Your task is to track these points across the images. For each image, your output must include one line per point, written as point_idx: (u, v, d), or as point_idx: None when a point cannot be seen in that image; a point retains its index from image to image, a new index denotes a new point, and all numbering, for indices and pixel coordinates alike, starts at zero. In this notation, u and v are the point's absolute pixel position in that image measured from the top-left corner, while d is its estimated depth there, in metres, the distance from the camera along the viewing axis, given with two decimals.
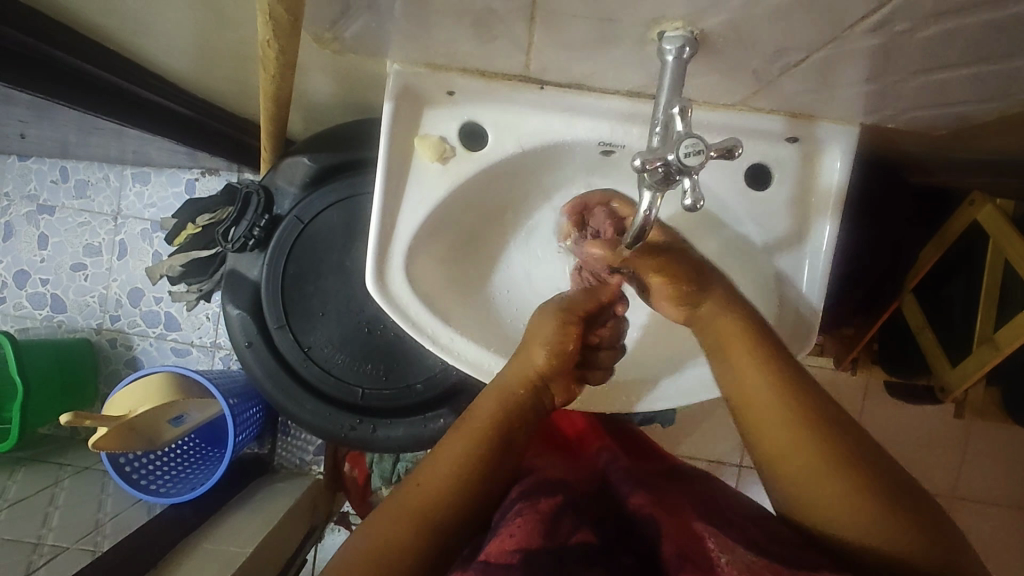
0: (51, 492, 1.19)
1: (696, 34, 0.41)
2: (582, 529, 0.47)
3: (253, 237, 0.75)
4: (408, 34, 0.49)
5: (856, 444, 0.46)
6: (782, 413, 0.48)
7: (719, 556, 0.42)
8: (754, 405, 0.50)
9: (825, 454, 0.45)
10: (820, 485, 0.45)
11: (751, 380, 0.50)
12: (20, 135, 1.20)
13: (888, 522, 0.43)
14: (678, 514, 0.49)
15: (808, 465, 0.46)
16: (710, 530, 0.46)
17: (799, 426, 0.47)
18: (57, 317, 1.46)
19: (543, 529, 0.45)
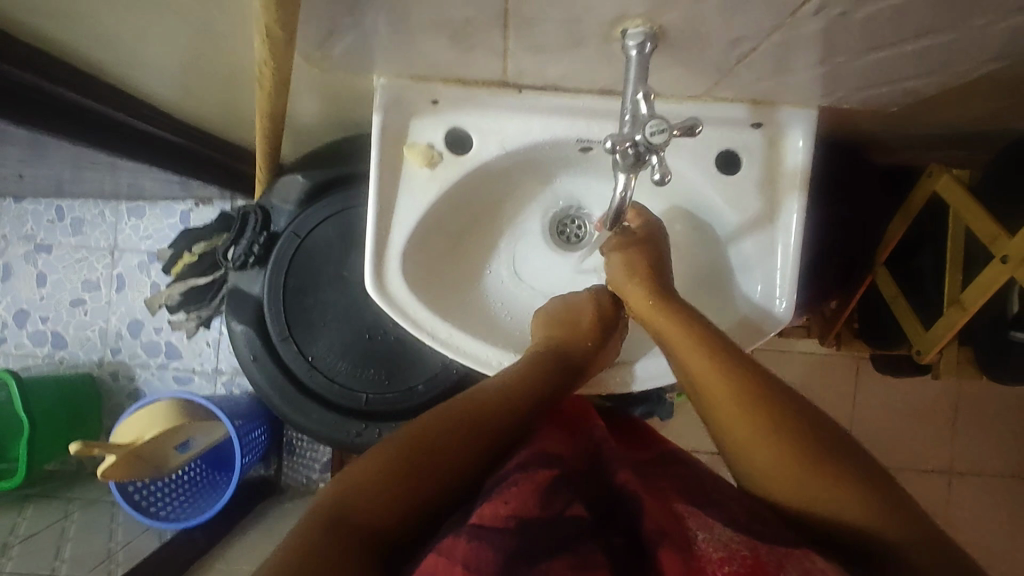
0: (60, 526, 1.20)
1: (655, 29, 0.45)
2: (575, 503, 0.48)
3: (253, 254, 0.78)
4: (392, 48, 0.53)
5: (817, 429, 0.50)
6: (736, 412, 0.51)
7: (699, 536, 0.45)
8: (712, 396, 0.54)
9: (779, 442, 0.49)
10: (763, 455, 0.49)
11: (693, 367, 0.55)
12: (18, 175, 1.23)
13: (810, 488, 0.47)
14: (663, 497, 0.51)
15: (766, 455, 0.49)
16: (690, 511, 0.49)
17: (758, 417, 0.50)
18: (58, 353, 1.48)
19: (539, 499, 0.46)
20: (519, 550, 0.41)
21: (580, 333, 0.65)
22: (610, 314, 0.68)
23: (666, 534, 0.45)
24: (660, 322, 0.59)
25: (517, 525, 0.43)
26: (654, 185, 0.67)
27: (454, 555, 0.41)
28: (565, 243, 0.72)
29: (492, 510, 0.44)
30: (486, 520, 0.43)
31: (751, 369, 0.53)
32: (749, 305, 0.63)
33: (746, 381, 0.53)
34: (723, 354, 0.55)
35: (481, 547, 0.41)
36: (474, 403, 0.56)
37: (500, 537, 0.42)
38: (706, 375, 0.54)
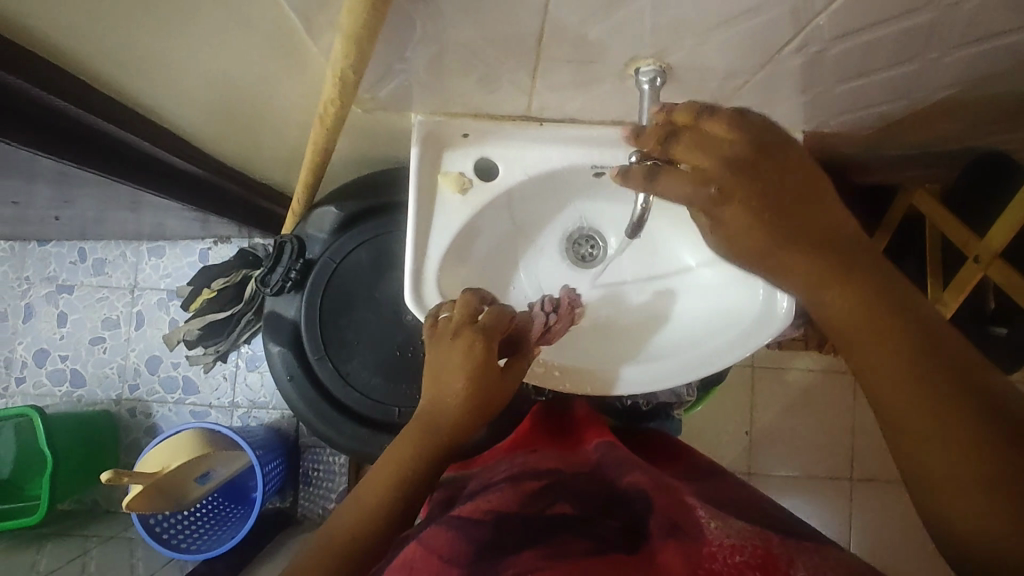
0: (81, 562, 1.21)
1: (664, 66, 0.52)
2: (560, 501, 0.55)
3: (290, 280, 0.84)
4: (430, 89, 0.61)
5: (963, 380, 0.40)
6: (866, 340, 0.43)
7: (711, 523, 0.48)
8: (835, 323, 0.45)
9: (908, 383, 0.40)
10: (885, 394, 0.42)
11: (835, 304, 0.45)
12: (56, 217, 1.26)
13: (930, 448, 0.39)
14: (671, 494, 0.55)
15: (889, 396, 0.41)
16: (704, 508, 0.52)
17: (892, 348, 0.42)
18: (76, 392, 1.51)
19: (518, 499, 0.55)
20: (489, 538, 0.49)
21: (453, 378, 0.61)
22: (491, 359, 0.62)
23: (680, 529, 0.48)
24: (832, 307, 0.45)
25: (493, 517, 0.52)
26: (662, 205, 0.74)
27: (432, 544, 0.48)
28: (583, 260, 0.79)
29: (472, 509, 0.53)
30: (466, 513, 0.53)
31: (922, 331, 0.42)
32: (754, 307, 0.69)
33: (881, 303, 0.43)
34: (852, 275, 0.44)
35: (454, 536, 0.49)
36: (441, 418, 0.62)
37: (475, 525, 0.51)
38: (888, 371, 0.42)
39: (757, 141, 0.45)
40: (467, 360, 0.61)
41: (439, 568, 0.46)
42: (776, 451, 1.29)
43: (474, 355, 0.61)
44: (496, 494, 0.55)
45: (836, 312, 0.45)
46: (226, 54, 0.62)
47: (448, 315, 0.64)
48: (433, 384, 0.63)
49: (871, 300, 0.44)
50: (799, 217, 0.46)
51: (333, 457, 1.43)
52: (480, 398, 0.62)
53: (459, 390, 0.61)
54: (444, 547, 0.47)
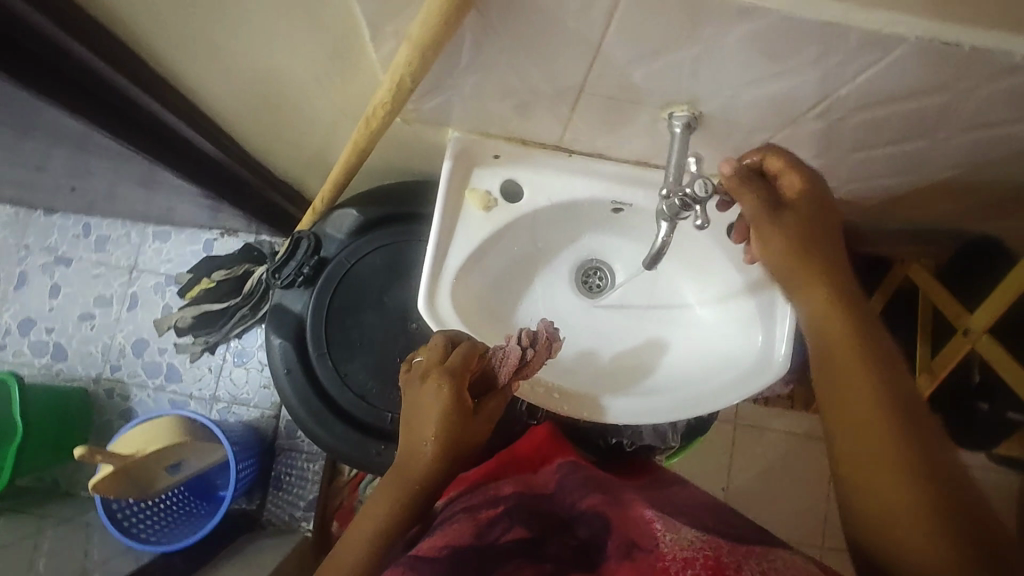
0: (34, 540, 1.16)
1: (697, 114, 0.55)
2: (516, 527, 0.57)
3: (302, 275, 0.85)
4: (472, 108, 0.64)
5: (904, 411, 0.51)
6: (850, 362, 0.53)
7: (664, 535, 0.51)
8: (829, 344, 0.55)
9: (869, 402, 0.51)
10: (848, 412, 0.52)
11: (829, 327, 0.56)
12: (70, 187, 1.26)
13: (871, 458, 0.49)
14: (628, 512, 0.58)
15: (851, 415, 0.52)
16: (659, 518, 0.55)
17: (862, 375, 0.53)
18: (56, 365, 1.48)
19: (474, 531, 0.56)
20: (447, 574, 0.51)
21: (423, 427, 0.64)
22: (458, 403, 0.64)
23: (636, 546, 0.51)
24: (832, 327, 0.56)
25: (448, 553, 0.53)
26: (675, 247, 0.77)
27: None
28: (588, 291, 0.82)
29: (430, 545, 0.55)
30: (424, 552, 0.53)
31: (883, 366, 0.53)
32: (753, 354, 0.71)
33: (863, 336, 0.54)
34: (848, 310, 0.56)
35: None
36: (418, 461, 0.65)
37: (431, 564, 0.51)
38: (850, 395, 0.52)
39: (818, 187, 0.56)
40: (436, 406, 0.63)
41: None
42: (754, 510, 1.29)
43: (440, 403, 0.63)
44: (454, 526, 0.57)
45: (828, 335, 0.55)
46: (281, 47, 0.65)
47: (421, 360, 0.66)
48: (408, 432, 0.66)
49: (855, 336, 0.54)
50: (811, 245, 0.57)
51: (309, 463, 1.42)
52: (454, 438, 0.65)
53: (429, 438, 0.64)
54: None
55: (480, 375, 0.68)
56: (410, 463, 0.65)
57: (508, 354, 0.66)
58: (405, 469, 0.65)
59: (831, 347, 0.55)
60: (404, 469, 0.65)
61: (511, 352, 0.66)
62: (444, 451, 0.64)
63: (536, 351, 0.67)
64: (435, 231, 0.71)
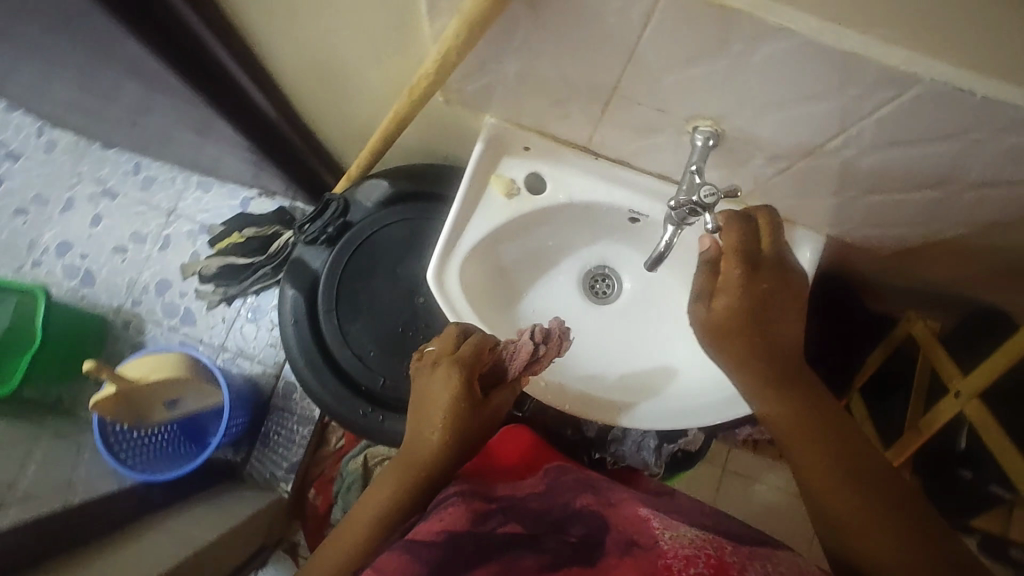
0: (29, 447, 1.21)
1: (720, 131, 0.58)
2: (511, 522, 0.60)
3: (325, 235, 0.89)
4: (511, 96, 0.67)
5: (867, 466, 0.57)
6: (803, 439, 0.59)
7: (664, 534, 0.56)
8: (782, 426, 0.61)
9: (834, 466, 0.57)
10: (819, 480, 0.57)
11: (777, 409, 0.61)
12: (130, 123, 1.34)
13: (850, 517, 0.55)
14: (621, 514, 0.62)
15: (822, 481, 0.57)
16: (655, 517, 0.61)
17: (821, 444, 0.59)
18: (82, 290, 1.55)
19: (469, 518, 0.59)
20: (444, 560, 0.54)
21: (432, 415, 0.66)
22: (469, 390, 0.66)
23: (633, 544, 0.56)
24: (778, 411, 0.61)
25: (445, 537, 0.56)
26: (674, 260, 0.79)
27: (387, 566, 0.53)
28: (593, 296, 0.84)
29: (427, 529, 0.58)
30: (420, 537, 0.57)
31: (836, 426, 0.60)
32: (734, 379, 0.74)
33: (808, 405, 0.61)
34: (796, 391, 0.61)
35: (409, 558, 0.53)
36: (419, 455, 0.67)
37: (429, 547, 0.55)
38: (816, 463, 0.58)
39: (749, 257, 0.59)
40: (447, 392, 0.65)
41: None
42: None
43: (450, 390, 0.65)
44: (450, 512, 0.60)
45: (777, 414, 0.61)
46: (345, 12, 0.69)
47: (432, 349, 0.68)
48: (416, 421, 0.67)
49: (804, 413, 0.60)
50: (767, 332, 0.60)
51: (299, 427, 1.46)
52: (461, 426, 0.66)
53: (437, 426, 0.65)
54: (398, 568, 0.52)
55: (491, 368, 0.70)
56: (417, 453, 0.66)
57: (519, 349, 0.69)
58: (408, 460, 0.67)
59: (784, 424, 0.61)
60: (405, 461, 0.67)
61: (522, 346, 0.69)
62: (451, 440, 0.66)
63: (548, 349, 0.70)
64: (455, 212, 0.74)
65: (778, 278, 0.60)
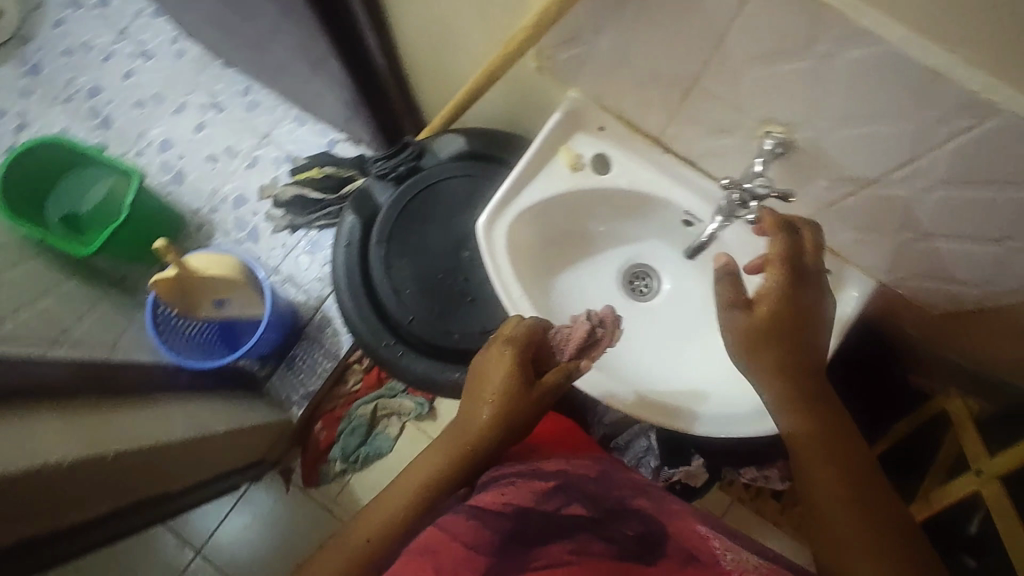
0: (88, 309, 1.32)
1: (790, 140, 0.58)
2: (574, 503, 0.59)
3: (396, 172, 0.95)
4: (596, 75, 0.70)
5: (884, 503, 0.56)
6: (821, 462, 0.59)
7: (726, 555, 0.54)
8: (804, 441, 0.60)
9: (850, 497, 0.56)
10: (835, 511, 0.56)
11: (800, 424, 0.61)
12: (251, 47, 1.45)
13: (865, 555, 0.53)
14: (683, 520, 0.60)
15: (836, 512, 0.56)
16: (715, 537, 0.58)
17: (840, 474, 0.57)
18: (170, 188, 1.68)
19: (534, 496, 0.59)
20: (511, 534, 0.54)
21: (485, 391, 0.66)
22: (524, 368, 0.66)
23: (695, 560, 0.54)
24: (797, 419, 0.61)
25: (511, 511, 0.56)
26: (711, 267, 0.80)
27: (455, 534, 0.53)
28: (630, 291, 0.85)
29: (490, 499, 0.58)
30: (485, 507, 0.56)
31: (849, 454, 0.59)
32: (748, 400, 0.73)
33: (829, 429, 0.61)
34: (815, 414, 0.61)
35: (476, 525, 0.54)
36: (468, 431, 0.66)
37: (495, 518, 0.55)
38: (834, 492, 0.57)
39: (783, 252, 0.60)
40: (501, 367, 0.66)
41: (462, 555, 0.51)
42: None
43: (503, 364, 0.66)
44: (516, 487, 0.59)
45: (799, 428, 0.61)
46: None
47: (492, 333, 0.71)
48: (466, 401, 0.67)
49: (823, 430, 0.60)
50: (792, 344, 0.61)
51: (323, 359, 1.51)
52: (513, 404, 0.65)
53: (485, 401, 0.65)
54: (465, 536, 0.53)
55: (545, 352, 0.70)
56: (466, 429, 0.66)
57: (574, 329, 0.70)
58: (457, 434, 0.66)
59: (803, 439, 0.60)
60: (452, 436, 0.67)
61: (578, 327, 0.70)
62: (501, 418, 0.65)
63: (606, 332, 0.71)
64: (518, 172, 0.77)
65: (806, 290, 0.62)
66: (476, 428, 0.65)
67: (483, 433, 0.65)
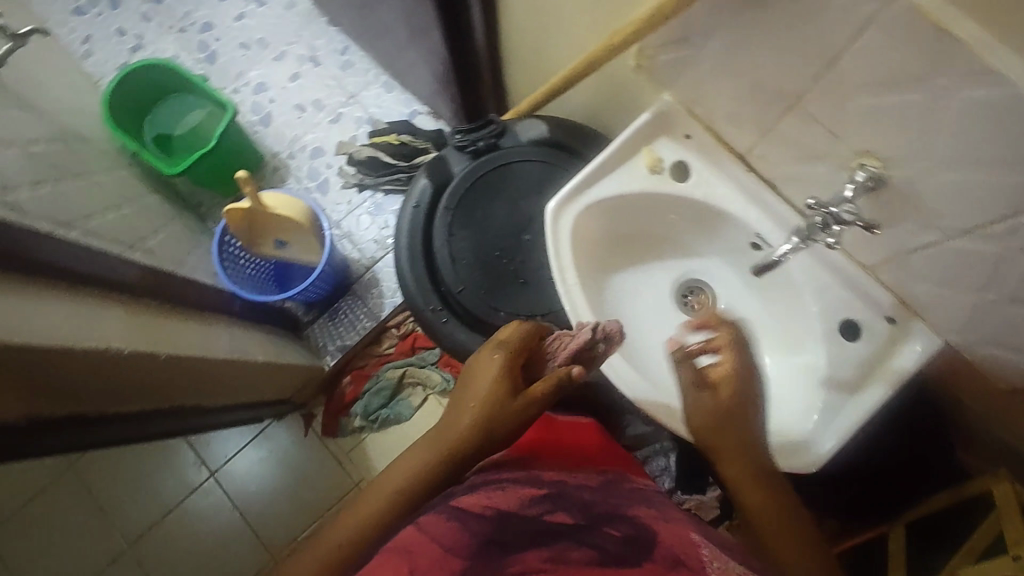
0: (164, 223, 1.40)
1: (885, 176, 0.57)
2: (560, 511, 0.59)
3: (476, 146, 0.97)
4: (695, 82, 0.70)
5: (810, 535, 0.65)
6: (756, 494, 0.67)
7: (711, 563, 0.54)
8: (738, 478, 0.69)
9: (782, 527, 0.65)
10: (773, 538, 0.64)
11: (734, 460, 0.69)
12: (359, 9, 1.51)
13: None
14: (673, 527, 0.59)
15: (775, 540, 0.64)
16: (706, 544, 0.57)
17: (773, 506, 0.66)
18: (256, 128, 1.76)
19: (519, 502, 0.58)
20: (490, 536, 0.54)
21: (471, 393, 0.67)
22: (512, 371, 0.68)
23: (680, 564, 0.53)
24: (735, 460, 0.69)
25: (493, 515, 0.56)
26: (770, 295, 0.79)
27: (434, 536, 0.53)
28: (682, 305, 0.85)
29: (474, 502, 0.58)
30: (467, 509, 0.57)
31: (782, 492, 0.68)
32: (788, 435, 0.73)
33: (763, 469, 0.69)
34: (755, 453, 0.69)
35: (456, 527, 0.54)
36: (451, 433, 0.66)
37: (474, 521, 0.55)
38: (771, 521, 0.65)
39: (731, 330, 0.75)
40: (489, 371, 0.68)
41: (437, 554, 0.52)
42: None
43: (490, 369, 0.68)
44: (502, 491, 0.59)
45: (734, 465, 0.69)
46: None
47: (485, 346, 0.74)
48: (453, 406, 0.68)
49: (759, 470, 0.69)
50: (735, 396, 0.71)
51: (364, 317, 1.55)
52: (499, 404, 0.65)
53: (468, 402, 0.66)
54: (443, 536, 0.53)
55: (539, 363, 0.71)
56: (451, 429, 0.66)
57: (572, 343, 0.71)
58: (442, 434, 0.66)
59: (739, 474, 0.69)
60: (438, 437, 0.66)
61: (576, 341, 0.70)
62: (486, 419, 0.65)
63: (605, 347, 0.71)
64: (597, 163, 0.78)
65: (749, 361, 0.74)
66: (462, 430, 0.65)
67: (468, 433, 0.65)
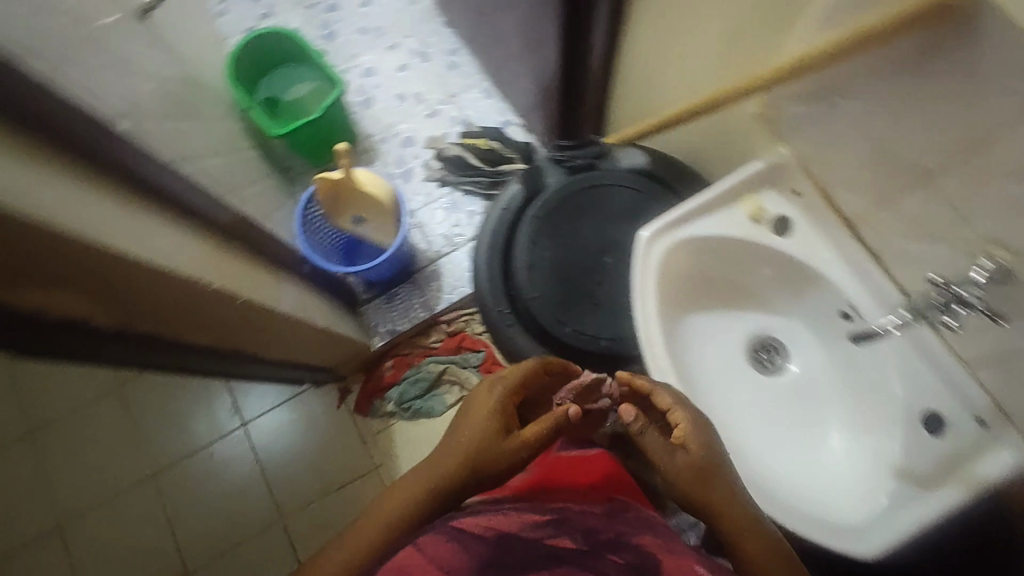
0: (259, 178, 1.47)
1: (1006, 272, 0.55)
2: (560, 537, 0.62)
3: (574, 164, 0.99)
4: (818, 140, 0.69)
5: None
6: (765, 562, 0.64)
7: None
8: (746, 546, 0.65)
9: None
10: None
11: (734, 523, 0.66)
12: (479, 16, 1.57)
13: None
14: (677, 560, 0.61)
15: None
16: None
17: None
18: (357, 108, 1.84)
19: (518, 527, 0.63)
20: (488, 560, 0.59)
21: (466, 427, 0.75)
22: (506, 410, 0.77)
23: None
24: (739, 526, 0.66)
25: (492, 539, 0.61)
26: (850, 370, 0.76)
27: (433, 555, 0.59)
28: (754, 361, 0.83)
29: (475, 524, 0.63)
30: (467, 531, 0.62)
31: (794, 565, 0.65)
32: (850, 517, 0.72)
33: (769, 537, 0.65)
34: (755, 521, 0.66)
35: (456, 548, 0.60)
36: (441, 463, 0.73)
37: (473, 543, 0.61)
38: None
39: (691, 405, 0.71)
40: (484, 408, 0.76)
41: None
42: None
43: (485, 405, 0.76)
44: (501, 517, 0.64)
45: (734, 529, 0.66)
46: None
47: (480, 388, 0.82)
48: (446, 437, 0.76)
49: (767, 540, 0.65)
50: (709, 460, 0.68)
51: (419, 308, 1.58)
52: (492, 437, 0.74)
53: (464, 436, 0.74)
54: (443, 557, 0.59)
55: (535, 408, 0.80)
56: (446, 459, 0.73)
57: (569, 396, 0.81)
58: (435, 462, 0.73)
59: (746, 543, 0.65)
60: (431, 465, 0.73)
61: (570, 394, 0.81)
62: (478, 449, 0.73)
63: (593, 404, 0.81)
64: (698, 201, 0.77)
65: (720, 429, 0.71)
66: (455, 459, 0.72)
67: (461, 462, 0.72)
